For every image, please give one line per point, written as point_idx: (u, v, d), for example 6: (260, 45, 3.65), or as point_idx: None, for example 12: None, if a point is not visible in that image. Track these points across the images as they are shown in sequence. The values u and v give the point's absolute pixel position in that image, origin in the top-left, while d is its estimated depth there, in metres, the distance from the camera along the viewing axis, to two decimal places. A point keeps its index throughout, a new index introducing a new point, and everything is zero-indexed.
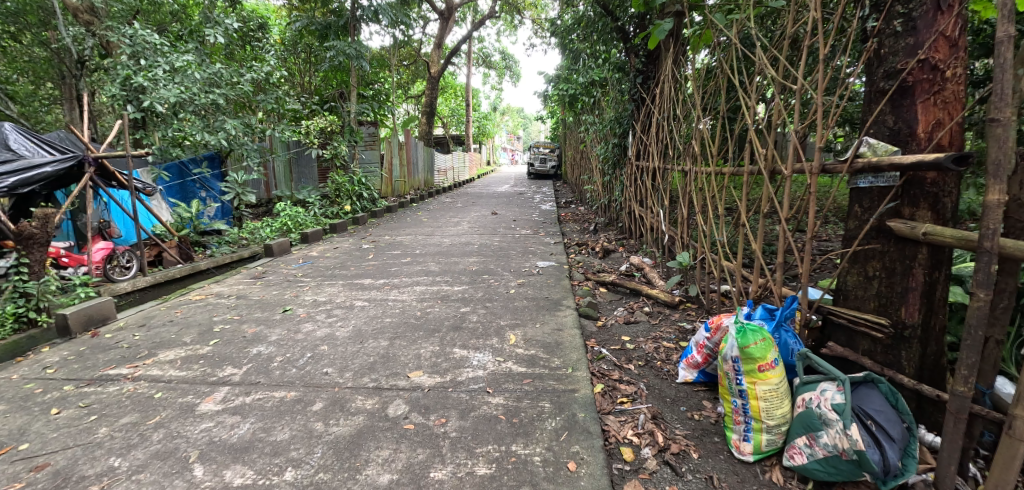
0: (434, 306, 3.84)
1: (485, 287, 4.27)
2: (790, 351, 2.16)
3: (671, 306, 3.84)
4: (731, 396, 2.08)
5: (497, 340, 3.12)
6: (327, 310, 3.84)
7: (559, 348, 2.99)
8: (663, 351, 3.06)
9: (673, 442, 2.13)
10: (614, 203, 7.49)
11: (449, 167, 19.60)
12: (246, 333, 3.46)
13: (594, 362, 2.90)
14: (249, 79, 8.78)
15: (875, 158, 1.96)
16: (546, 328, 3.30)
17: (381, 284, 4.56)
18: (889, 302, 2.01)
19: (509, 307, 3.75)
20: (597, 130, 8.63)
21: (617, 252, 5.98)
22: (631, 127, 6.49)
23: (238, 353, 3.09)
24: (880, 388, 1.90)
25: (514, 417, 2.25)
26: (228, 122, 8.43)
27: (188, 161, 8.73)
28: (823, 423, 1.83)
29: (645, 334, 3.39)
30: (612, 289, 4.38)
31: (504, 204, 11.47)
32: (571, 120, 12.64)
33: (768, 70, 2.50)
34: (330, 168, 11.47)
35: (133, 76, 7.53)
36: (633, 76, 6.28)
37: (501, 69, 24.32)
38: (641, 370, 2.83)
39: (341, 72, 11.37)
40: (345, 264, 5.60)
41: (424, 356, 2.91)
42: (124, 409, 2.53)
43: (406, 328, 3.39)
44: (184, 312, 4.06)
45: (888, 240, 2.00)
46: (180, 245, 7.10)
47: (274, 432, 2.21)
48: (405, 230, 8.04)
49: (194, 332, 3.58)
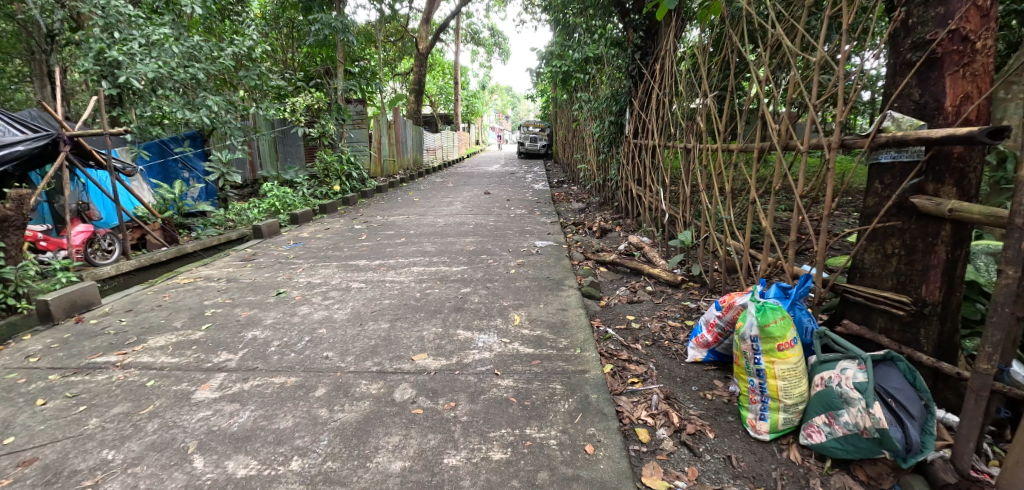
0: (433, 287, 3.76)
1: (484, 267, 4.19)
2: (806, 328, 2.09)
3: (674, 285, 3.81)
4: (747, 375, 2.02)
5: (501, 321, 3.05)
6: (323, 292, 3.73)
7: (564, 328, 2.93)
8: (669, 331, 3.01)
9: (689, 422, 2.09)
10: (610, 182, 7.43)
11: (438, 147, 19.33)
12: (239, 317, 3.35)
13: (602, 342, 2.85)
14: (230, 54, 8.49)
15: (899, 132, 1.88)
16: (550, 308, 3.24)
17: (377, 264, 4.46)
18: (908, 280, 1.96)
19: (511, 287, 3.68)
20: (592, 107, 8.53)
21: (615, 232, 5.91)
22: (629, 104, 6.38)
23: (232, 338, 2.99)
24: (898, 367, 1.85)
25: (525, 400, 2.18)
26: (210, 98, 8.23)
27: (169, 140, 8.49)
28: (845, 402, 1.77)
29: (650, 313, 3.34)
30: (613, 269, 4.30)
31: (497, 184, 11.36)
32: (564, 99, 12.50)
33: (784, 41, 2.40)
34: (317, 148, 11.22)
35: (108, 50, 7.21)
36: (631, 52, 6.18)
37: (490, 47, 23.88)
38: (649, 350, 2.79)
39: (327, 48, 11.05)
40: (338, 245, 5.48)
41: (427, 338, 2.83)
42: (114, 398, 2.42)
43: (407, 310, 3.31)
44: (172, 297, 3.92)
45: (909, 217, 1.93)
46: (164, 228, 7.12)
47: (276, 421, 2.12)
48: (397, 209, 7.91)
49: (184, 317, 3.45)
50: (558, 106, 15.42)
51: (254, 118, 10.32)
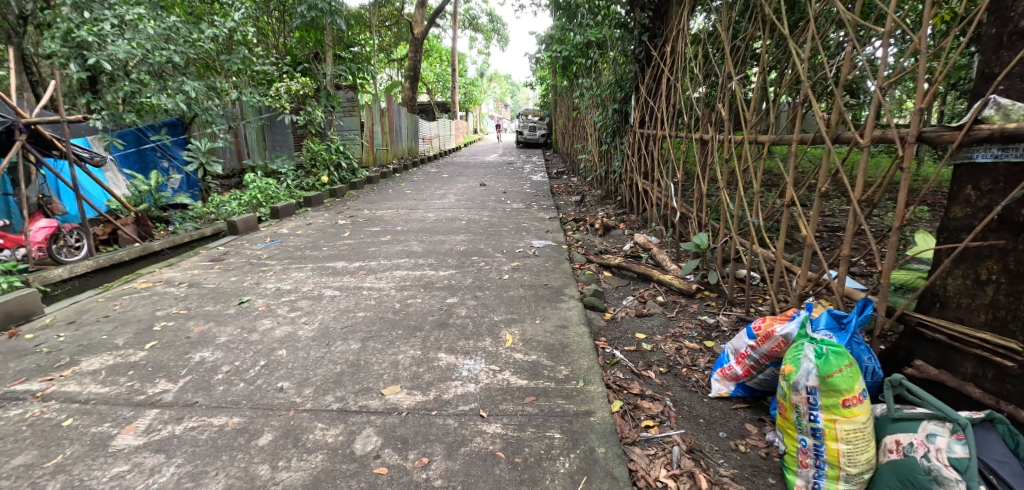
0: (416, 295, 3.33)
1: (475, 272, 3.75)
2: (868, 368, 1.76)
3: (687, 295, 3.38)
4: (798, 433, 1.62)
5: (491, 342, 2.62)
6: (291, 302, 3.30)
7: (565, 352, 2.50)
8: (686, 355, 2.60)
9: (719, 487, 1.68)
10: (612, 174, 6.98)
11: (434, 135, 18.79)
12: (190, 333, 2.91)
13: (608, 370, 2.43)
14: (211, 36, 7.97)
15: (1010, 125, 1.46)
16: (548, 325, 2.81)
17: (356, 267, 4.02)
18: (1011, 316, 1.56)
19: (504, 297, 3.24)
20: (594, 95, 8.04)
21: (618, 229, 5.47)
22: (635, 91, 5.91)
23: (176, 361, 2.56)
24: (997, 430, 1.44)
25: (515, 455, 1.76)
26: (188, 82, 7.75)
27: (146, 128, 8.09)
28: (935, 483, 1.38)
29: (662, 330, 2.92)
30: (618, 274, 3.88)
31: (493, 174, 10.89)
32: (564, 86, 11.99)
33: (842, 9, 1.96)
34: (305, 136, 10.72)
35: (76, 30, 6.70)
36: (638, 34, 5.70)
37: (489, 33, 23.22)
38: (664, 380, 2.38)
39: (316, 31, 10.51)
40: (317, 243, 5.03)
41: (401, 365, 2.40)
42: (18, 444, 1.99)
43: (382, 326, 2.87)
44: (123, 305, 3.48)
45: (1015, 235, 1.53)
46: (137, 222, 6.67)
47: (204, 482, 1.71)
48: (386, 203, 7.46)
49: (129, 332, 3.01)
50: (557, 93, 14.92)
51: (239, 104, 9.83)
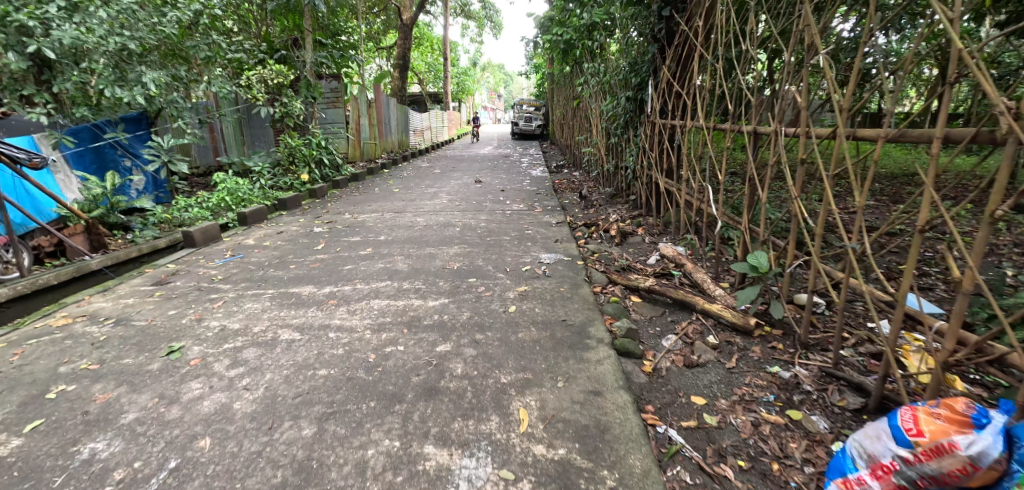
0: (398, 337, 2.60)
1: (472, 301, 3.01)
2: None
3: (745, 333, 2.68)
4: None
5: (497, 422, 1.90)
6: (236, 351, 2.55)
7: (605, 440, 1.79)
8: (770, 436, 1.90)
9: None
10: (624, 170, 6.24)
11: (426, 127, 17.91)
12: (91, 408, 2.18)
13: (670, 468, 1.73)
14: (173, 19, 7.11)
15: None
16: (574, 390, 2.09)
17: (325, 295, 3.26)
18: None
19: (511, 340, 2.51)
20: (600, 81, 7.27)
21: (636, 236, 4.75)
22: (653, 76, 5.16)
23: (55, 463, 1.84)
24: None
25: None
26: (149, 73, 6.90)
27: (104, 123, 7.22)
28: None
29: (727, 390, 2.21)
30: (650, 301, 3.15)
31: (489, 169, 10.12)
32: (564, 74, 11.22)
33: None
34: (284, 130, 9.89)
35: (13, 12, 5.77)
36: (657, 9, 4.92)
37: (481, 20, 22.29)
38: (751, 484, 1.67)
39: (294, 14, 9.62)
40: (284, 258, 4.26)
41: (372, 470, 1.68)
42: None
43: (350, 391, 2.13)
44: (23, 356, 2.73)
45: None
46: (89, 232, 5.88)
47: None
48: (371, 204, 6.69)
49: (13, 403, 2.27)
50: (554, 82, 14.14)
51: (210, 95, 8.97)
